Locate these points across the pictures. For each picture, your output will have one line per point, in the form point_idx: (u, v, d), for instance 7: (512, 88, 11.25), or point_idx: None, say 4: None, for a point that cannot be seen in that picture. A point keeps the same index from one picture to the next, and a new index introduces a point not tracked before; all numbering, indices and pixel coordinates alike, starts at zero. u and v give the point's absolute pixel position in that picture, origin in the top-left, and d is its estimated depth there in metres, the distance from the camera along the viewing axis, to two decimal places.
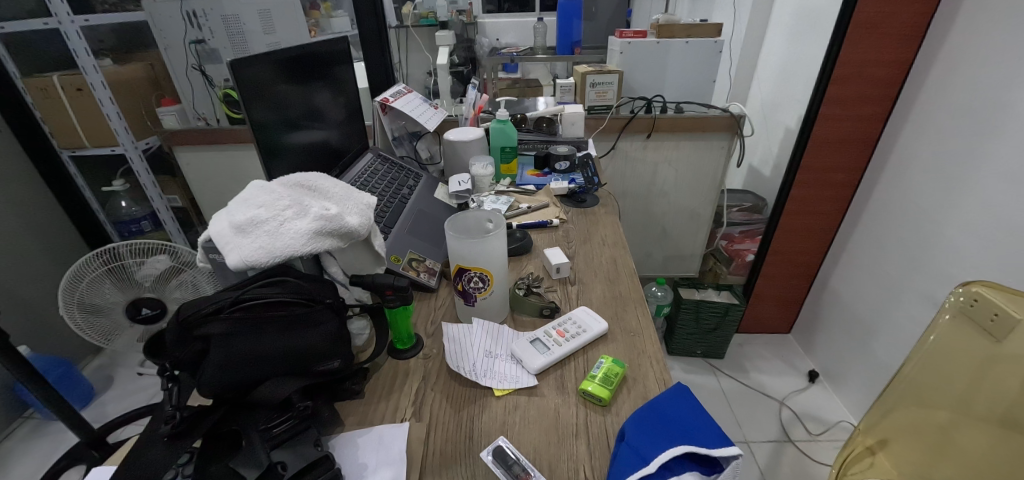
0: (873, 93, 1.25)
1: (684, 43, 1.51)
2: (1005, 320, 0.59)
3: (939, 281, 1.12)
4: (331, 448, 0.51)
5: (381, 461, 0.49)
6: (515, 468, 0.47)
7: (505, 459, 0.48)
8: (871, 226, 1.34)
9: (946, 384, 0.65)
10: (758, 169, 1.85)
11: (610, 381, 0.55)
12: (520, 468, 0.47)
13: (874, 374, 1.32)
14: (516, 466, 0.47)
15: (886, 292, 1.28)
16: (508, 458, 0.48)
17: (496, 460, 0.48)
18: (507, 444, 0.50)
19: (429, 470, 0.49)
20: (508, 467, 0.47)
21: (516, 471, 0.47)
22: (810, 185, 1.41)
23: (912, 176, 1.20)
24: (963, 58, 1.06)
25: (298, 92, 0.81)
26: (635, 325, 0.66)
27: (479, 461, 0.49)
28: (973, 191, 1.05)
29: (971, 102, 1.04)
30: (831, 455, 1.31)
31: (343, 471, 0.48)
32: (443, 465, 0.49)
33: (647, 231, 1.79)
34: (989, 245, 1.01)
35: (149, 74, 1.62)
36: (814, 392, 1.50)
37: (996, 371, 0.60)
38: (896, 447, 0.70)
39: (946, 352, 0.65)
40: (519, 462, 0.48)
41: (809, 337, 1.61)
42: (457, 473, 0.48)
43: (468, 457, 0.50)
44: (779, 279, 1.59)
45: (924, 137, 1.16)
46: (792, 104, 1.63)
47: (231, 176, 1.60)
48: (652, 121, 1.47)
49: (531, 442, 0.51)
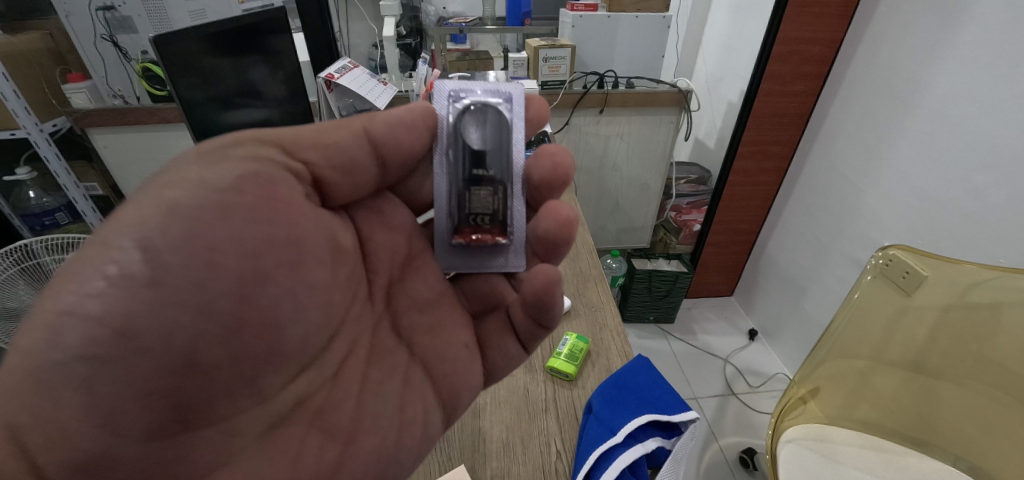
0: (809, 69, 1.31)
1: (634, 17, 1.53)
2: (914, 276, 0.82)
3: (862, 244, 1.24)
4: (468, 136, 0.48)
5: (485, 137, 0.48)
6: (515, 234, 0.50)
7: (468, 117, 0.48)
8: (804, 195, 1.45)
9: (866, 335, 0.88)
10: (705, 141, 1.94)
11: (575, 357, 0.61)
12: (507, 173, 0.48)
13: (807, 330, 1.45)
14: (478, 161, 0.47)
15: (818, 255, 1.40)
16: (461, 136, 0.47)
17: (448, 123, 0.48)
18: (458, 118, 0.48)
19: (417, 336, 0.48)
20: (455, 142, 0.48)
21: (476, 172, 0.47)
22: (752, 157, 1.47)
23: (840, 148, 1.30)
24: (886, 39, 1.14)
25: (229, 68, 0.74)
26: (596, 299, 0.72)
27: (531, 102, 0.51)
28: (890, 162, 1.15)
29: (893, 81, 1.13)
30: (768, 404, 1.45)
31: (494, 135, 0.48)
32: (378, 217, 0.48)
33: (600, 204, 1.79)
34: (904, 213, 1.12)
35: (50, 46, 1.42)
36: (754, 349, 1.63)
37: (908, 317, 0.84)
38: (825, 389, 0.93)
39: (867, 305, 0.86)
40: (506, 147, 0.48)
41: (750, 297, 1.74)
42: (431, 280, 0.50)
43: (383, 198, 0.49)
44: (724, 247, 1.69)
45: (851, 112, 1.25)
46: (734, 79, 1.70)
47: (161, 160, 1.48)
48: (603, 97, 1.48)
49: (393, 129, 0.44)
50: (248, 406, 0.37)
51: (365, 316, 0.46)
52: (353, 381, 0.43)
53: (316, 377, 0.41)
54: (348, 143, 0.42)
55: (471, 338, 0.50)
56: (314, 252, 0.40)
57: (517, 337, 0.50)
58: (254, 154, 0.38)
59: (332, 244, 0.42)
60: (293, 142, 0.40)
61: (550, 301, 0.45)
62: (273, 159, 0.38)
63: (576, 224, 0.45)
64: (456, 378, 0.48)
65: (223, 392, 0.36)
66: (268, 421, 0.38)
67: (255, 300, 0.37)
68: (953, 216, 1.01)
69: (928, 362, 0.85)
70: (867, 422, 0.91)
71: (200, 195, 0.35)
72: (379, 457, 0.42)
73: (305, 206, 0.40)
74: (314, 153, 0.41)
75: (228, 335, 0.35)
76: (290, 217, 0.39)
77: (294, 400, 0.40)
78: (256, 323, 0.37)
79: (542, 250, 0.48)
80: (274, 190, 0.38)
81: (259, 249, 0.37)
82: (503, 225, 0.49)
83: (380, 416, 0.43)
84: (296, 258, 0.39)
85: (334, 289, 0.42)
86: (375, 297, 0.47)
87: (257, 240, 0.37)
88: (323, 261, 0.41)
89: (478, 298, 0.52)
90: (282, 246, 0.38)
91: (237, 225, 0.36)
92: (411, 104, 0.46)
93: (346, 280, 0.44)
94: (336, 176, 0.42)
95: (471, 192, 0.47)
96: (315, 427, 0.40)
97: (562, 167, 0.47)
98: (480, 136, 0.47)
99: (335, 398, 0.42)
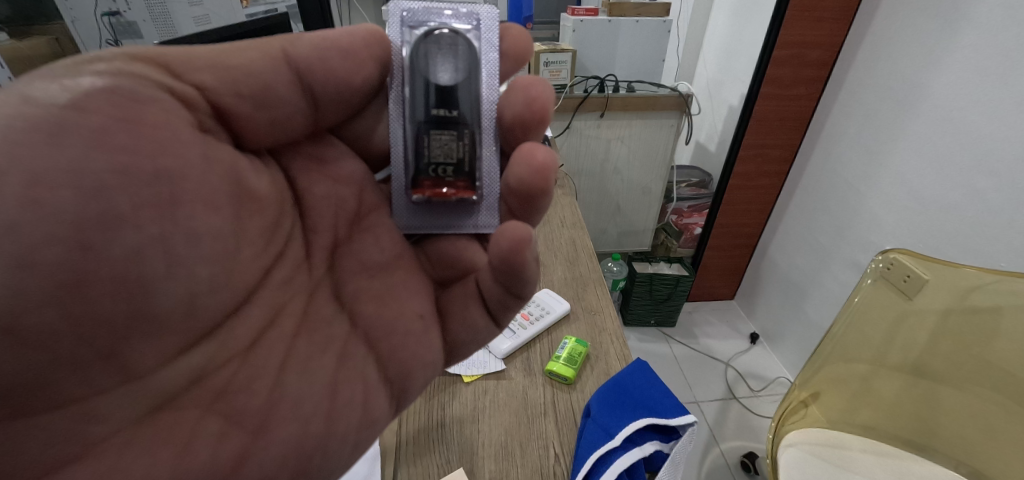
0: (809, 73, 1.32)
1: (635, 22, 1.54)
2: (915, 280, 0.82)
3: (863, 248, 1.24)
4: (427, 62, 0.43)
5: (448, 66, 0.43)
6: (484, 186, 0.46)
7: (429, 46, 0.43)
8: (804, 199, 1.45)
9: (867, 338, 0.88)
10: (705, 145, 1.94)
11: (574, 361, 0.61)
12: (473, 114, 0.44)
13: (808, 333, 1.45)
14: (441, 102, 0.43)
15: (819, 259, 1.40)
16: (421, 64, 0.43)
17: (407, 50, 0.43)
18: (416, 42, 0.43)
19: (362, 304, 0.45)
20: (413, 71, 0.43)
21: (438, 113, 0.43)
22: (752, 160, 1.47)
23: (840, 152, 1.30)
24: (886, 43, 1.15)
25: None
26: (595, 303, 0.72)
27: (507, 33, 0.46)
28: (891, 165, 1.15)
29: (893, 84, 1.13)
30: (770, 408, 1.44)
31: (456, 62, 0.43)
32: (316, 162, 0.45)
33: (601, 207, 1.80)
34: (905, 217, 1.12)
35: None
36: (756, 352, 1.63)
37: (910, 322, 0.84)
38: (826, 393, 0.94)
39: (868, 308, 0.87)
40: (473, 83, 0.44)
41: (751, 301, 1.74)
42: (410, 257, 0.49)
43: (328, 144, 0.46)
44: (725, 250, 1.69)
45: (851, 115, 1.26)
46: (735, 83, 1.71)
47: None
48: (604, 101, 1.49)
49: (322, 54, 0.40)
50: (123, 380, 0.34)
51: (303, 282, 0.44)
52: (270, 355, 0.40)
53: (215, 351, 0.38)
54: (260, 64, 0.38)
55: (427, 308, 0.46)
56: (193, 190, 0.35)
57: (485, 306, 0.47)
58: (113, 67, 0.34)
59: (227, 183, 0.37)
60: (181, 64, 0.36)
61: (519, 265, 0.40)
62: (152, 78, 0.34)
63: (555, 169, 0.42)
64: (406, 352, 0.44)
65: (81, 368, 0.33)
66: (157, 400, 0.36)
67: (104, 251, 0.32)
68: (955, 220, 1.01)
69: (930, 366, 0.84)
70: (869, 426, 0.91)
71: (34, 116, 0.31)
72: (299, 443, 0.38)
73: (186, 129, 0.35)
74: (209, 76, 0.36)
75: (71, 294, 0.32)
76: (156, 143, 0.34)
77: (193, 376, 0.37)
78: (113, 280, 0.33)
79: (517, 201, 0.45)
80: (136, 108, 0.33)
81: (107, 183, 0.32)
82: (470, 173, 0.44)
83: (304, 396, 0.39)
84: (167, 200, 0.34)
85: (224, 237, 0.37)
86: (316, 260, 0.45)
87: (102, 171, 0.32)
88: (205, 202, 0.36)
89: (444, 263, 0.49)
90: (148, 183, 0.34)
91: (77, 154, 0.32)
92: (354, 30, 0.42)
93: (248, 227, 0.39)
94: (247, 108, 0.38)
95: (432, 136, 0.43)
96: (215, 409, 0.37)
97: (536, 103, 0.43)
98: (444, 70, 0.43)
99: (243, 375, 0.39)
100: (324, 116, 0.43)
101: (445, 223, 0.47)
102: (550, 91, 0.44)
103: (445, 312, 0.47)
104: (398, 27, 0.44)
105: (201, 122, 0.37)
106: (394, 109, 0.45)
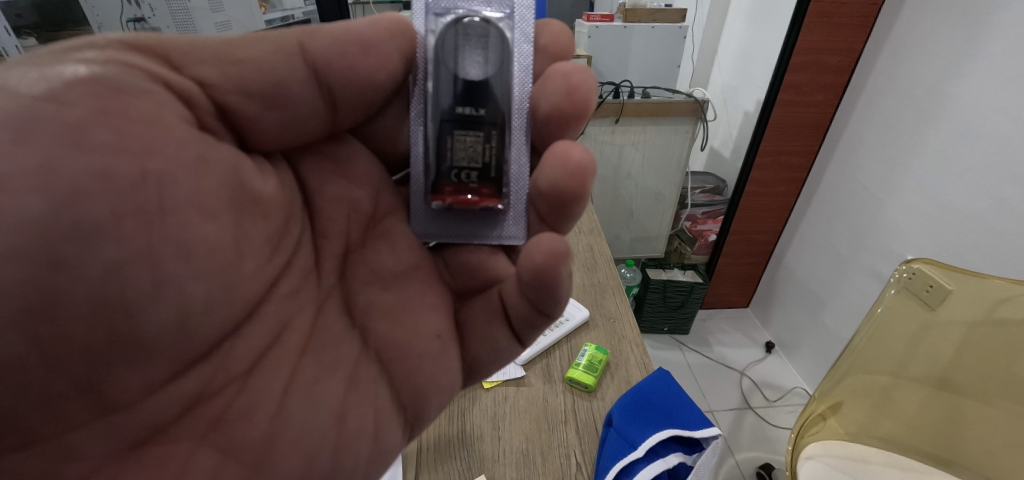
0: (827, 79, 1.30)
1: (650, 27, 1.54)
2: (938, 290, 0.80)
3: (883, 257, 1.22)
4: (445, 47, 0.43)
5: (475, 58, 0.44)
6: (509, 191, 0.47)
7: (458, 38, 0.43)
8: (823, 207, 1.43)
9: (888, 348, 0.87)
10: (720, 151, 1.93)
11: (594, 368, 0.61)
12: (500, 113, 0.44)
13: (826, 343, 1.42)
14: (467, 98, 0.43)
15: (837, 267, 1.38)
16: (450, 58, 0.43)
17: (432, 45, 0.43)
18: (438, 34, 0.44)
19: (375, 320, 0.45)
20: (439, 64, 0.43)
21: (462, 111, 0.44)
22: (768, 167, 1.45)
23: (860, 159, 1.29)
24: (908, 48, 1.13)
25: None
26: (614, 311, 0.72)
27: (546, 29, 0.46)
28: (913, 173, 1.13)
29: (915, 90, 1.12)
30: (786, 419, 1.42)
31: (483, 54, 0.44)
32: (329, 164, 0.45)
33: (614, 212, 1.78)
34: (926, 226, 1.10)
35: None
36: (772, 362, 1.61)
37: (935, 332, 0.82)
38: (846, 405, 0.92)
39: (889, 319, 0.85)
40: (499, 79, 0.44)
41: (767, 310, 1.72)
42: (420, 267, 0.47)
43: (342, 142, 0.46)
44: (740, 257, 1.67)
45: (871, 122, 1.24)
46: (751, 88, 1.70)
47: None
48: (620, 107, 1.48)
49: (339, 51, 0.40)
50: (120, 399, 0.34)
51: (308, 297, 0.43)
52: (273, 373, 0.40)
53: (213, 370, 0.38)
54: (277, 65, 0.38)
55: (443, 324, 0.46)
56: (190, 201, 0.35)
57: (506, 324, 0.46)
58: (102, 54, 0.33)
59: (226, 189, 0.36)
60: (182, 56, 0.35)
61: (547, 280, 0.40)
62: (148, 70, 0.34)
63: (584, 175, 0.42)
64: (418, 370, 0.44)
65: (64, 394, 0.32)
66: (148, 425, 0.36)
67: (87, 263, 0.32)
68: (982, 231, 0.98)
69: (954, 380, 0.82)
70: (889, 439, 0.89)
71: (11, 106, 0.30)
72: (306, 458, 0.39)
73: (180, 127, 0.34)
74: (213, 70, 0.36)
75: (56, 306, 0.31)
76: (146, 145, 0.33)
77: (192, 396, 0.37)
78: (96, 294, 0.32)
79: (543, 209, 0.44)
80: (123, 102, 0.32)
81: (85, 187, 0.31)
82: (493, 178, 0.45)
83: (310, 420, 0.40)
84: (159, 209, 0.34)
85: (221, 247, 0.36)
86: (324, 275, 0.45)
87: (84, 173, 0.31)
88: (203, 211, 0.35)
89: (462, 274, 0.49)
90: (139, 188, 0.33)
91: (53, 151, 0.31)
92: (377, 21, 0.42)
93: (248, 236, 0.38)
94: (254, 107, 0.38)
95: (454, 137, 0.44)
96: (215, 430, 0.37)
97: (576, 91, 0.42)
98: (472, 66, 0.44)
99: (244, 398, 0.39)
100: (341, 119, 0.43)
101: (463, 231, 0.48)
102: (591, 83, 0.42)
103: (462, 325, 0.47)
104: (424, 16, 0.45)
105: (201, 120, 0.36)
106: (417, 106, 0.46)
